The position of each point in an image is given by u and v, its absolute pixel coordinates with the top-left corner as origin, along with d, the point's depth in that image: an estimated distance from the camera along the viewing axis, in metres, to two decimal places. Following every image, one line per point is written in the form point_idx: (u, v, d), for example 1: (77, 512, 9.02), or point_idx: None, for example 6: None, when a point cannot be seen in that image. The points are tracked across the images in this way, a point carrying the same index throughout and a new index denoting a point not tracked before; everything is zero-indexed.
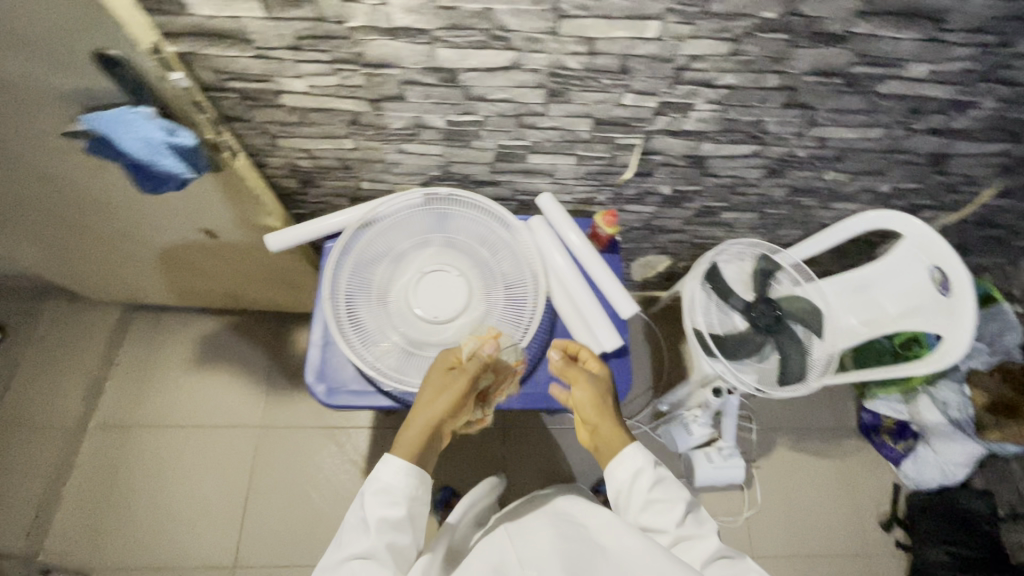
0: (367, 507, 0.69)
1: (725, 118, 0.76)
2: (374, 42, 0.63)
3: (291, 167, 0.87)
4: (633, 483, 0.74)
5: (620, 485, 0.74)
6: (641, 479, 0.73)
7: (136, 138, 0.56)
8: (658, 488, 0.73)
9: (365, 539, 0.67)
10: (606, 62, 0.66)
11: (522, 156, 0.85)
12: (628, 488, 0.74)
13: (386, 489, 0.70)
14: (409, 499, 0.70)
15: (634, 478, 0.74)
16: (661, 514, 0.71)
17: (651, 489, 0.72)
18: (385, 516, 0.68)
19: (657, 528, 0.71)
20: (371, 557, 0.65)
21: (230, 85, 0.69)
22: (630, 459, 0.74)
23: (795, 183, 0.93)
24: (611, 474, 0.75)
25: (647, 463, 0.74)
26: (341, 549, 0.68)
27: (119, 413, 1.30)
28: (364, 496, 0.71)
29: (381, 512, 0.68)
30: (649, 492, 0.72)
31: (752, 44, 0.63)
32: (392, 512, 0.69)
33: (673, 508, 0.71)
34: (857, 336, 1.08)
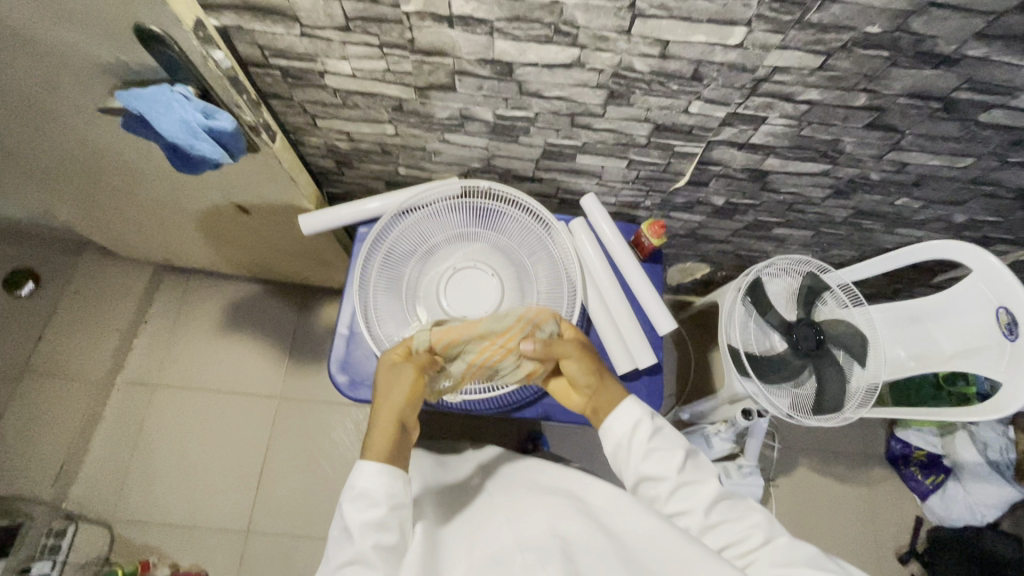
0: (347, 513, 0.63)
1: (798, 135, 0.70)
2: (428, 28, 0.58)
3: (328, 147, 0.84)
4: (631, 437, 0.71)
5: (619, 440, 0.72)
6: (639, 431, 0.71)
7: (173, 120, 0.52)
8: (655, 438, 0.71)
9: (351, 547, 0.61)
10: (677, 67, 0.60)
11: (570, 155, 0.80)
12: (627, 441, 0.71)
13: (364, 493, 0.64)
14: (390, 498, 0.64)
15: (633, 430, 0.71)
16: (662, 462, 0.69)
17: (650, 439, 0.70)
18: (367, 521, 0.62)
19: (658, 477, 0.69)
20: (358, 562, 0.60)
21: (273, 62, 0.65)
22: (628, 412, 0.72)
23: (861, 206, 0.86)
24: (608, 430, 0.73)
25: (644, 415, 0.72)
26: (333, 556, 0.62)
27: (145, 371, 1.32)
28: (342, 505, 0.64)
29: (360, 517, 0.62)
30: (649, 443, 0.70)
31: (846, 60, 0.56)
32: (371, 513, 0.63)
33: (674, 456, 0.69)
34: (904, 371, 1.02)
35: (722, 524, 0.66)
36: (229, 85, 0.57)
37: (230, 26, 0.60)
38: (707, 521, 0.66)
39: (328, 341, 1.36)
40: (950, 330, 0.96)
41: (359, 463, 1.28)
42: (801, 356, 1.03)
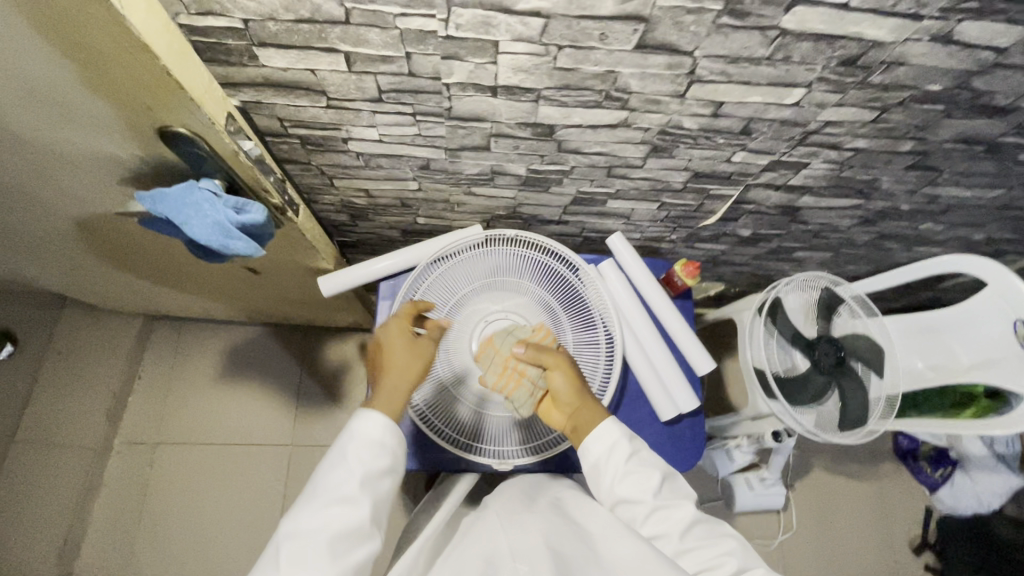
0: (351, 455, 0.58)
1: (837, 176, 0.69)
2: (469, 97, 0.54)
3: (343, 203, 0.79)
4: (608, 458, 0.66)
5: (595, 460, 0.67)
6: (615, 452, 0.67)
7: (205, 223, 0.47)
8: (633, 459, 0.66)
9: (347, 489, 0.56)
10: (728, 124, 0.58)
11: (601, 201, 0.77)
12: (603, 462, 0.67)
13: (374, 443, 0.60)
14: (391, 445, 0.61)
15: (609, 451, 0.67)
16: (638, 484, 0.64)
17: (627, 461, 0.66)
18: (375, 467, 0.59)
19: (634, 500, 0.64)
20: (354, 505, 0.56)
21: (293, 132, 0.61)
22: (607, 433, 0.67)
23: (885, 231, 0.86)
24: (584, 450, 0.68)
25: (621, 435, 0.68)
26: (317, 493, 0.56)
27: (143, 431, 1.25)
28: (346, 447, 0.59)
29: (370, 463, 0.58)
30: (625, 466, 0.66)
31: (900, 113, 0.55)
32: (379, 463, 0.59)
33: (650, 478, 0.64)
34: (922, 381, 1.04)
35: (694, 549, 0.61)
36: (257, 171, 0.52)
37: (249, 102, 0.55)
38: (680, 545, 0.61)
39: (337, 382, 1.31)
40: (966, 340, 0.98)
41: None
42: (823, 373, 1.04)
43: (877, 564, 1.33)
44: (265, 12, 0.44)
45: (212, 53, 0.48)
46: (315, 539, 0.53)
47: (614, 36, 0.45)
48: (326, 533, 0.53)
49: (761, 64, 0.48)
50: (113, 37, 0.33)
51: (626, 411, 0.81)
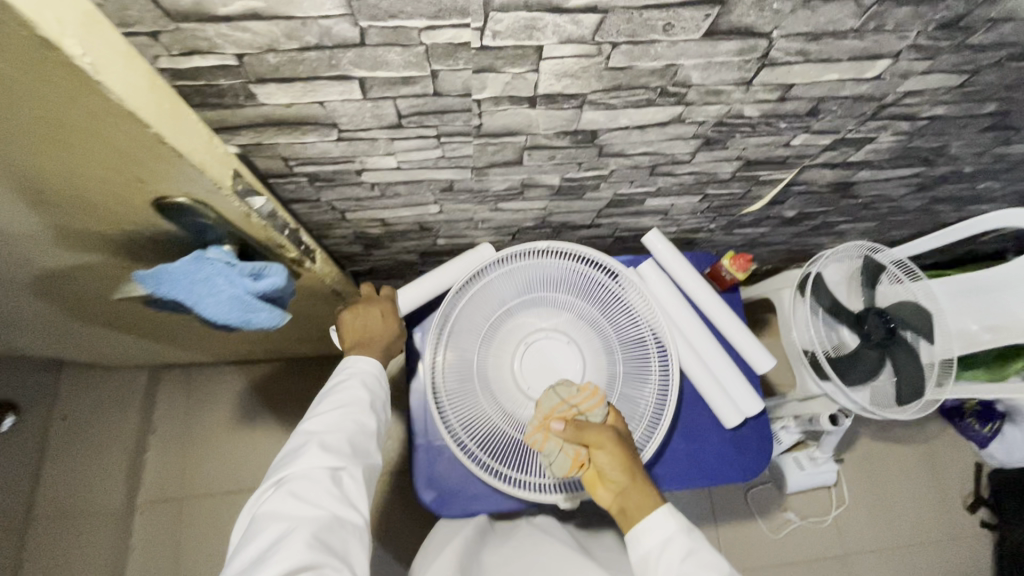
0: (354, 380, 0.61)
1: (903, 148, 0.62)
2: (503, 112, 0.47)
3: (356, 235, 0.72)
4: (661, 555, 0.55)
5: (644, 553, 0.56)
6: (669, 547, 0.55)
7: (220, 299, 0.40)
8: (691, 560, 0.53)
9: (349, 410, 0.58)
10: (794, 107, 0.51)
11: (639, 201, 0.70)
12: (654, 556, 0.55)
13: (369, 374, 0.62)
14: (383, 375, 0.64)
15: (664, 545, 0.55)
16: None
17: (681, 563, 0.53)
18: (379, 392, 0.62)
19: None
20: (360, 419, 0.58)
21: (300, 170, 0.53)
22: (659, 527, 0.56)
23: (940, 195, 0.80)
24: (634, 539, 0.56)
25: (678, 528, 0.56)
26: (316, 416, 0.57)
27: (168, 489, 1.16)
28: (350, 370, 0.62)
29: (373, 387, 0.62)
30: (679, 566, 0.53)
31: (990, 74, 0.49)
32: (380, 391, 0.62)
33: None
34: (977, 343, 0.98)
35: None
36: (271, 229, 0.45)
37: (247, 146, 0.47)
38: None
39: None
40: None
41: None
42: (874, 347, 0.98)
43: (934, 526, 1.30)
44: (262, 44, 0.36)
45: (201, 95, 0.40)
46: (335, 434, 0.55)
47: (682, 25, 0.38)
48: (337, 436, 0.55)
49: (847, 37, 0.41)
50: (91, 109, 0.26)
51: (684, 419, 0.76)
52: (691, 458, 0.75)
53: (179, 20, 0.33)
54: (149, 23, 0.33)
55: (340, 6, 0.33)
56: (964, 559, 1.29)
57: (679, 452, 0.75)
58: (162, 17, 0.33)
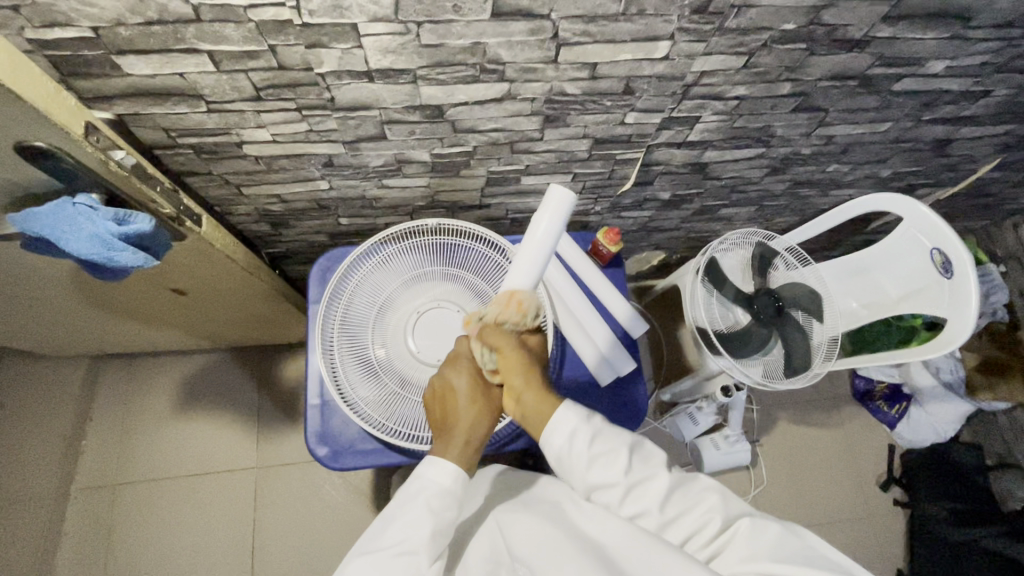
0: (423, 505, 0.59)
1: (732, 127, 0.71)
2: (348, 86, 0.55)
3: (259, 212, 0.79)
4: (572, 447, 0.61)
5: (558, 452, 0.62)
6: (577, 439, 0.61)
7: (85, 238, 0.48)
8: (597, 441, 0.62)
9: (411, 542, 0.58)
10: (609, 85, 0.59)
11: (515, 179, 0.79)
12: (567, 451, 0.62)
13: (442, 488, 0.60)
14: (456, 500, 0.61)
15: (572, 438, 0.61)
16: (608, 467, 0.60)
17: (592, 446, 0.61)
18: (442, 523, 0.59)
19: (607, 483, 0.60)
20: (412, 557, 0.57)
21: (183, 141, 0.60)
22: (563, 421, 0.61)
23: (797, 178, 0.89)
24: (547, 443, 0.62)
25: (580, 419, 0.62)
26: (382, 542, 0.58)
27: (105, 474, 1.19)
28: (409, 493, 0.60)
29: (437, 518, 0.59)
30: (590, 449, 0.61)
31: (767, 56, 0.58)
32: (443, 518, 0.59)
33: (619, 458, 0.60)
34: (859, 319, 1.07)
35: (679, 517, 0.59)
36: (137, 182, 0.52)
37: (125, 114, 0.55)
38: (663, 518, 0.59)
39: (295, 399, 1.27)
40: (893, 275, 1.01)
41: (351, 519, 1.21)
42: (764, 325, 1.01)
43: (851, 506, 1.33)
44: (112, 17, 0.43)
45: (72, 66, 0.48)
46: None
47: (468, 7, 0.46)
48: None
49: (619, 20, 0.50)
50: None
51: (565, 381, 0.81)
52: None
53: None
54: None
55: None
56: (880, 540, 1.31)
57: None
58: None
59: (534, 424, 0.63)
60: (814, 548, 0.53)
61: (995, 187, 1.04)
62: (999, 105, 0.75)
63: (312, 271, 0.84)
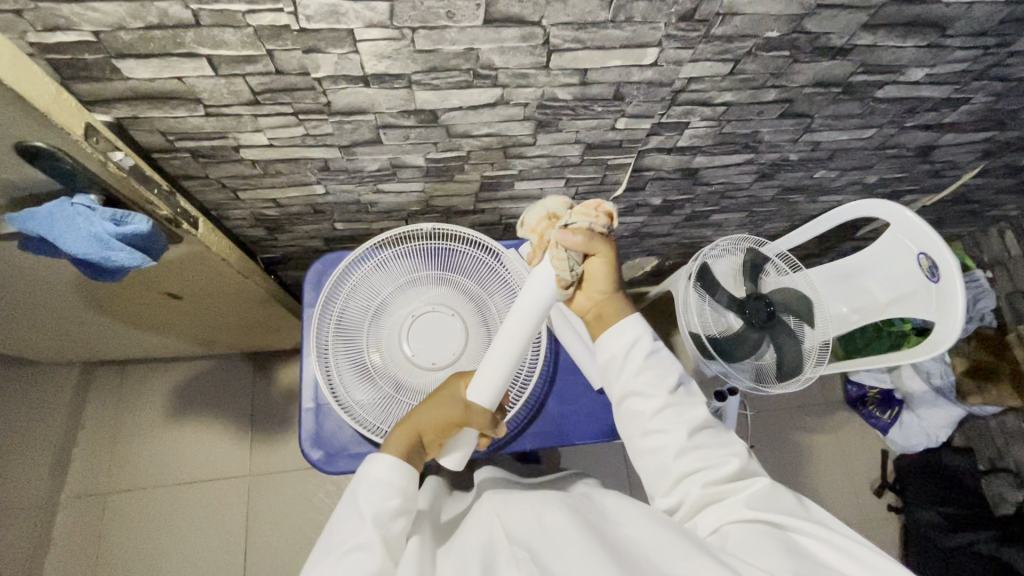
0: (361, 501, 0.59)
1: (720, 133, 0.72)
2: (344, 90, 0.56)
3: (255, 216, 0.80)
4: (626, 354, 0.64)
5: (612, 355, 0.65)
6: (635, 349, 0.64)
7: (81, 237, 0.48)
8: (649, 358, 0.64)
9: (360, 534, 0.56)
10: (599, 91, 0.61)
11: (508, 184, 0.80)
12: (620, 356, 0.65)
13: (385, 483, 0.60)
14: (404, 489, 0.61)
15: (629, 347, 0.65)
16: (655, 381, 0.63)
17: (645, 358, 0.64)
18: (384, 508, 0.59)
19: (648, 393, 0.62)
20: (365, 547, 0.55)
21: (181, 145, 0.61)
22: (628, 330, 0.65)
23: (786, 183, 0.91)
24: (604, 345, 0.66)
25: (642, 333, 0.65)
26: (331, 542, 0.57)
27: (96, 482, 1.18)
28: (354, 489, 0.60)
29: (377, 505, 0.59)
30: (642, 361, 0.64)
31: (752, 63, 0.59)
32: (387, 503, 0.59)
33: (666, 377, 0.63)
34: (849, 324, 1.08)
35: (700, 449, 0.61)
36: (134, 183, 0.53)
37: (124, 118, 0.55)
38: (690, 441, 0.61)
39: (288, 406, 1.27)
40: (883, 280, 1.02)
41: None
42: (756, 329, 1.01)
43: (845, 511, 1.33)
44: (113, 22, 0.45)
45: (73, 70, 0.49)
46: None
47: (461, 13, 0.47)
48: None
49: (608, 26, 0.51)
50: None
51: (560, 384, 0.81)
52: (566, 420, 0.80)
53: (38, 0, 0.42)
54: (11, 2, 0.41)
55: None
56: (874, 545, 1.31)
57: (554, 414, 0.80)
58: None
59: (603, 323, 0.67)
60: (814, 517, 0.57)
61: (980, 193, 1.07)
62: (979, 113, 0.77)
63: (307, 275, 0.85)
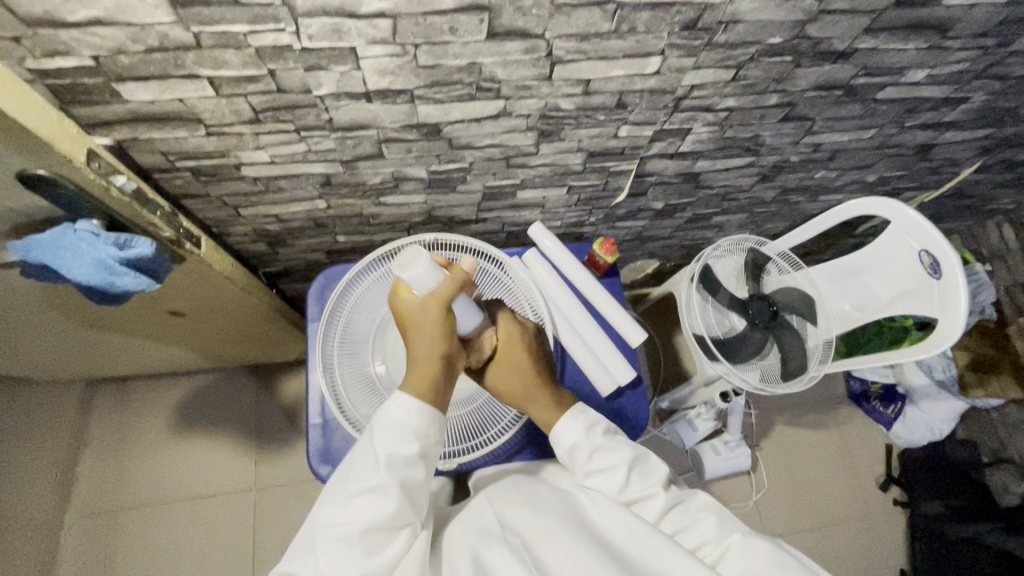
0: (376, 441, 0.56)
1: (722, 137, 0.72)
2: (346, 106, 0.55)
3: (256, 232, 0.79)
4: (573, 456, 0.63)
5: (563, 459, 0.64)
6: (577, 452, 0.62)
7: (85, 263, 0.49)
8: (596, 457, 0.62)
9: (375, 476, 0.55)
10: (602, 100, 0.60)
11: (511, 193, 0.80)
12: (569, 458, 0.63)
13: (394, 424, 0.56)
14: (423, 439, 0.57)
15: (573, 449, 0.63)
16: (605, 481, 0.62)
17: (589, 461, 0.62)
18: (397, 452, 0.56)
19: (604, 493, 0.62)
20: (379, 492, 0.54)
21: (182, 165, 0.61)
22: (567, 434, 0.62)
23: (787, 184, 0.91)
24: (554, 445, 0.65)
25: (581, 434, 0.63)
26: (344, 484, 0.56)
27: (99, 501, 1.17)
28: (371, 431, 0.57)
29: (391, 449, 0.56)
30: (588, 464, 0.62)
31: (754, 69, 0.59)
32: (405, 449, 0.56)
33: (615, 475, 0.61)
34: (851, 322, 1.09)
35: (674, 534, 0.60)
36: (138, 206, 0.53)
37: (125, 140, 0.55)
38: (661, 526, 0.60)
39: (291, 418, 1.26)
40: (884, 277, 1.03)
41: None
42: (760, 330, 1.00)
43: (853, 507, 1.33)
44: (112, 46, 0.44)
45: (73, 94, 0.48)
46: (342, 529, 0.53)
47: (464, 28, 0.47)
48: (339, 531, 0.53)
49: (611, 37, 0.51)
50: None
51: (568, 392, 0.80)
52: None
53: (36, 26, 0.41)
54: (10, 29, 0.41)
55: (169, 14, 0.42)
56: (881, 541, 1.30)
57: None
58: (20, 24, 0.41)
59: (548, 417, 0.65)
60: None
61: (978, 187, 1.07)
62: (979, 111, 0.77)
63: (310, 290, 0.85)
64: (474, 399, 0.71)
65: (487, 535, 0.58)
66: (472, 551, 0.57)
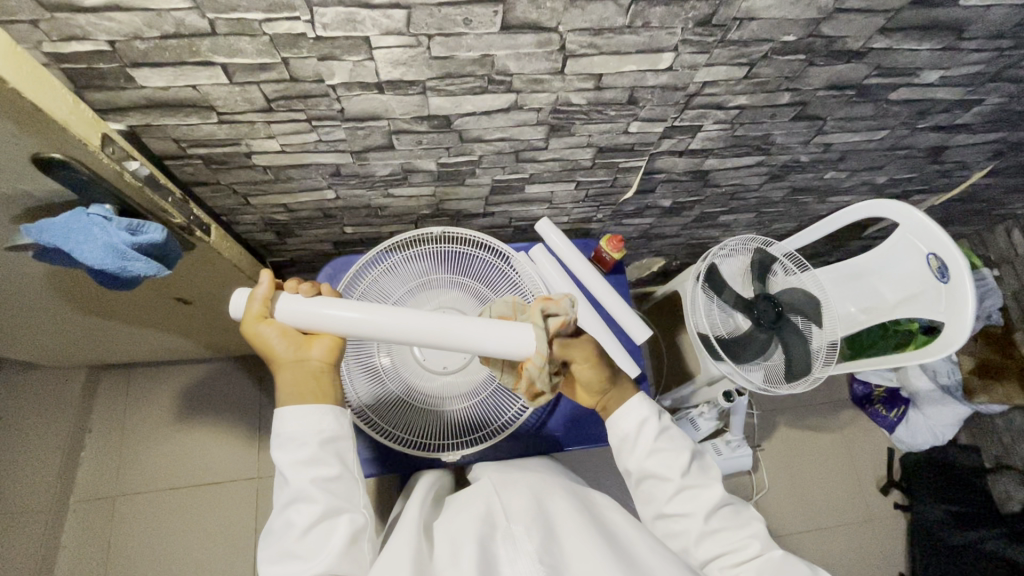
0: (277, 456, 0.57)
1: (732, 135, 0.72)
2: (358, 97, 0.55)
3: (265, 221, 0.80)
4: (638, 433, 0.64)
5: (622, 435, 0.64)
6: (646, 428, 0.64)
7: (98, 245, 0.48)
8: (662, 437, 0.64)
9: (287, 489, 0.56)
10: (613, 95, 0.60)
11: (519, 188, 0.80)
12: (631, 436, 0.64)
13: (290, 436, 0.57)
14: (319, 434, 0.58)
15: (639, 428, 0.64)
16: (668, 462, 0.62)
17: (656, 440, 0.63)
18: (296, 458, 0.56)
19: (662, 476, 0.62)
20: (298, 500, 0.55)
21: (194, 152, 0.61)
22: (634, 410, 0.64)
23: (795, 184, 0.91)
24: (614, 425, 0.65)
25: (651, 411, 0.65)
26: (276, 505, 0.57)
27: (104, 485, 1.18)
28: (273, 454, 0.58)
29: (289, 458, 0.56)
30: (653, 443, 0.63)
31: (767, 67, 0.59)
32: (300, 456, 0.56)
33: (679, 458, 0.62)
34: (857, 324, 1.08)
35: (719, 531, 0.60)
36: (150, 192, 0.54)
37: (137, 126, 0.55)
38: (706, 527, 0.60)
39: None
40: (892, 280, 1.02)
41: None
42: (766, 329, 0.99)
43: (852, 509, 1.33)
44: (129, 32, 0.44)
45: (90, 79, 0.49)
46: (284, 545, 0.54)
47: (478, 20, 0.47)
48: (282, 550, 0.55)
49: (624, 32, 0.51)
50: None
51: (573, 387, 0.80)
52: (577, 423, 0.79)
53: (54, 10, 0.41)
54: (29, 12, 0.41)
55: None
56: (879, 542, 1.30)
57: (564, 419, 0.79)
58: (38, 7, 0.41)
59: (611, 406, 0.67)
60: None
61: (989, 192, 1.06)
62: (992, 114, 0.77)
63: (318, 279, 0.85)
64: (481, 392, 0.71)
65: (494, 527, 0.56)
66: (480, 537, 0.54)
